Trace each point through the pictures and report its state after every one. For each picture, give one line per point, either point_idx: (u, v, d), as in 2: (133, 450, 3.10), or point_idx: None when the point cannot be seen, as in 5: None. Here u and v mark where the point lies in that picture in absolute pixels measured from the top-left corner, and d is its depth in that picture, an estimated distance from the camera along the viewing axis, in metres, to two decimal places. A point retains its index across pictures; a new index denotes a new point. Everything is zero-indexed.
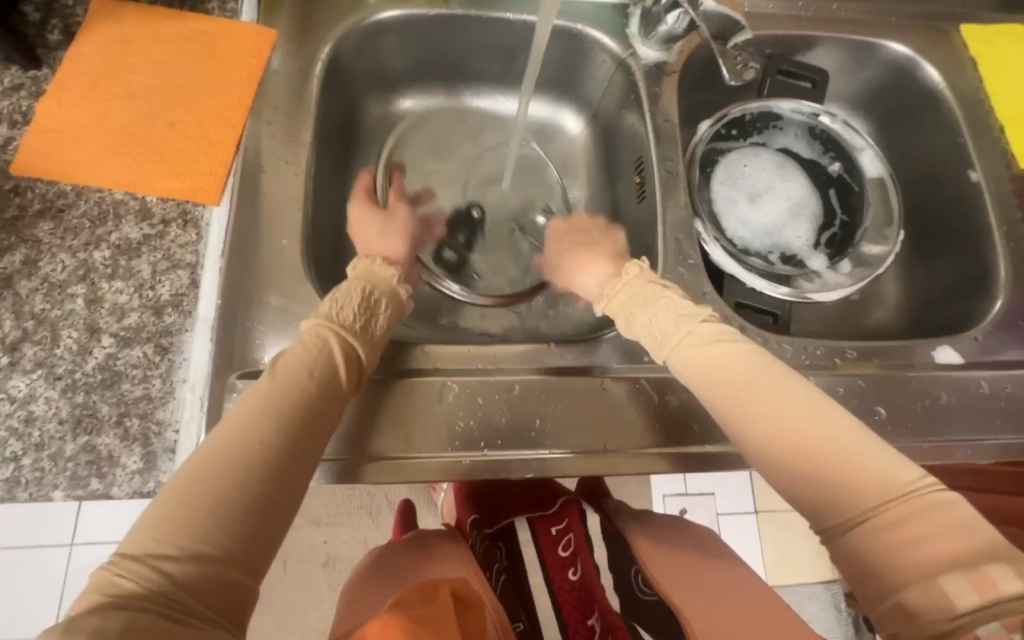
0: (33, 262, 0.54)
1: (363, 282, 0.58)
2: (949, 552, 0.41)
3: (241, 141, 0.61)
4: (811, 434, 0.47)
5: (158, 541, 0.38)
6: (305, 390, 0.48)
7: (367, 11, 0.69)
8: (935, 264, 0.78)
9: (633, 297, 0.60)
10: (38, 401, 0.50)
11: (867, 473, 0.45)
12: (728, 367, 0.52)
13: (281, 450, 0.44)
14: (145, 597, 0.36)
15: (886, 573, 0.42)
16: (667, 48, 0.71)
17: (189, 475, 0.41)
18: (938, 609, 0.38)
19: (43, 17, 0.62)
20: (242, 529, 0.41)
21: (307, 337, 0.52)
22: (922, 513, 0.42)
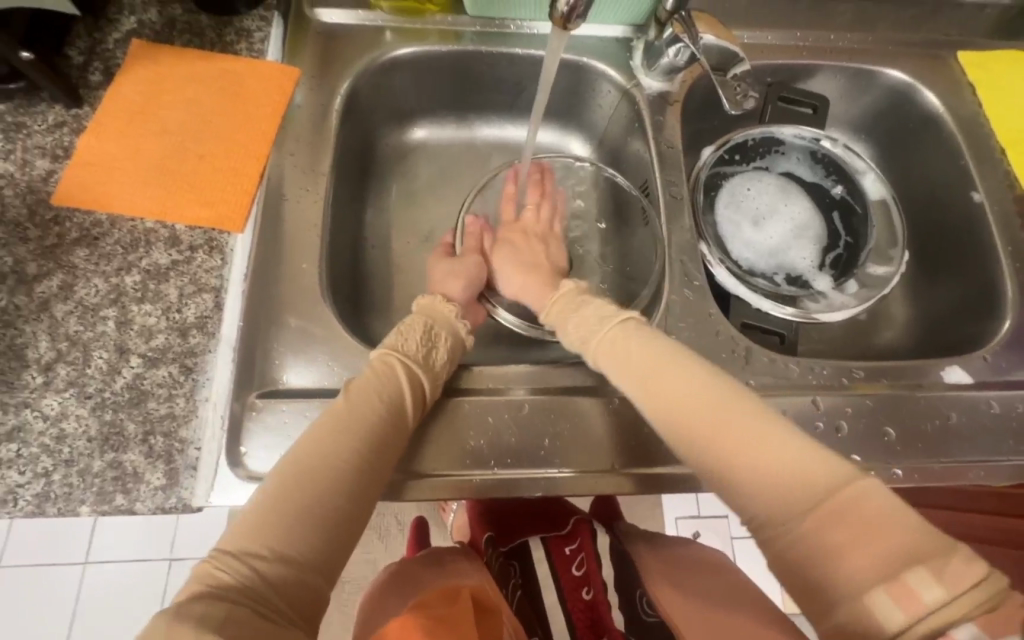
0: (69, 287, 0.57)
1: (426, 314, 0.61)
2: (873, 558, 0.39)
3: (264, 171, 0.65)
4: (729, 433, 0.46)
5: (254, 540, 0.41)
6: (377, 414, 0.50)
7: (383, 49, 0.73)
8: (942, 284, 0.78)
9: (565, 306, 0.63)
10: (69, 419, 0.53)
11: (788, 467, 0.44)
12: (648, 367, 0.52)
13: (360, 468, 0.47)
14: (242, 591, 0.39)
15: (821, 585, 0.40)
16: (669, 79, 0.75)
17: (279, 483, 0.44)
18: (871, 629, 0.37)
19: (86, 60, 0.67)
20: (320, 536, 0.43)
21: (375, 364, 0.55)
22: (841, 509, 0.41)
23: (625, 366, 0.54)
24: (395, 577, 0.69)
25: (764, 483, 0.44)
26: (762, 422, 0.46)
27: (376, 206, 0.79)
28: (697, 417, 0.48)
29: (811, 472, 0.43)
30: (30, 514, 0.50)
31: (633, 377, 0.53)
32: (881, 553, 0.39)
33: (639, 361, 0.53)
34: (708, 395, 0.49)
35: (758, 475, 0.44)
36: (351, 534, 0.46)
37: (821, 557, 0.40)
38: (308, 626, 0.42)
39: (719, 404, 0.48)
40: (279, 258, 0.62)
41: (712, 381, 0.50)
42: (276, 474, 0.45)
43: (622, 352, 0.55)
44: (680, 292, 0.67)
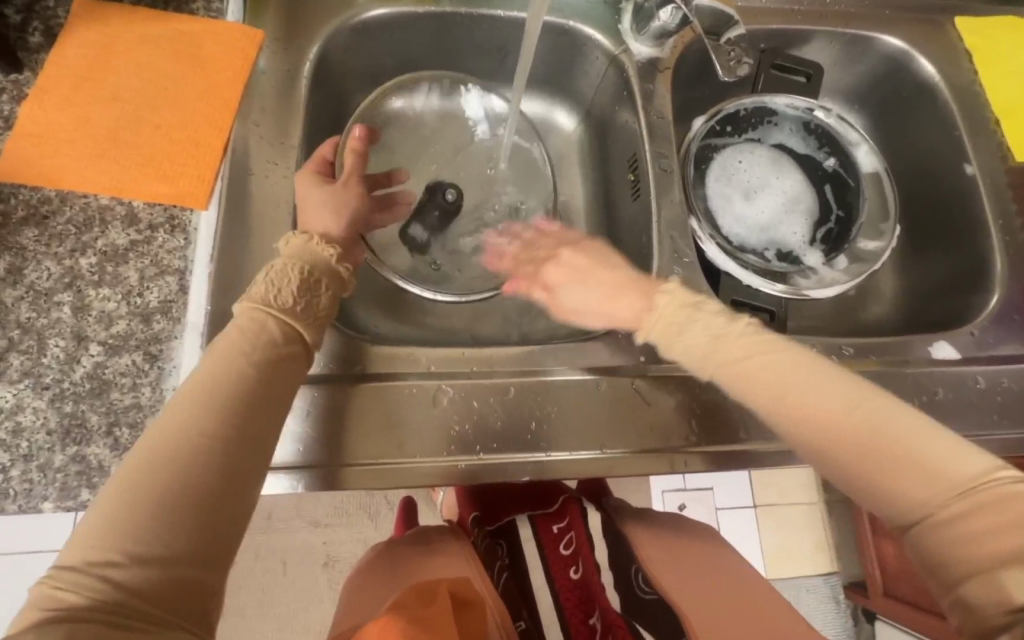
0: (18, 270, 0.53)
1: (301, 257, 0.54)
2: (1009, 547, 0.41)
3: (229, 143, 0.61)
4: (871, 435, 0.47)
5: (101, 549, 0.37)
6: (242, 378, 0.45)
7: (355, 9, 0.68)
8: (931, 258, 0.78)
9: (668, 326, 0.57)
10: (26, 412, 0.49)
11: (934, 468, 0.45)
12: (777, 373, 0.52)
13: (223, 442, 0.42)
14: (90, 607, 0.36)
15: (950, 564, 0.43)
16: (659, 44, 0.71)
17: (127, 479, 0.39)
18: (997, 602, 0.39)
19: (24, 19, 0.61)
20: (189, 526, 0.40)
21: (239, 322, 0.49)
22: (995, 503, 0.43)
23: (751, 373, 0.52)
24: (384, 563, 0.68)
25: (909, 483, 0.45)
26: (900, 425, 0.47)
27: None
28: (835, 426, 0.48)
29: (955, 471, 0.45)
30: None
31: (759, 385, 0.52)
32: (1023, 543, 0.41)
33: (765, 367, 0.52)
34: (847, 401, 0.49)
35: (906, 479, 0.46)
36: (236, 514, 0.42)
37: (959, 543, 0.43)
38: (194, 621, 0.39)
39: (860, 408, 0.48)
40: (248, 238, 0.58)
41: (844, 385, 0.50)
42: (124, 468, 0.40)
43: (744, 359, 0.53)
44: (670, 269, 0.65)
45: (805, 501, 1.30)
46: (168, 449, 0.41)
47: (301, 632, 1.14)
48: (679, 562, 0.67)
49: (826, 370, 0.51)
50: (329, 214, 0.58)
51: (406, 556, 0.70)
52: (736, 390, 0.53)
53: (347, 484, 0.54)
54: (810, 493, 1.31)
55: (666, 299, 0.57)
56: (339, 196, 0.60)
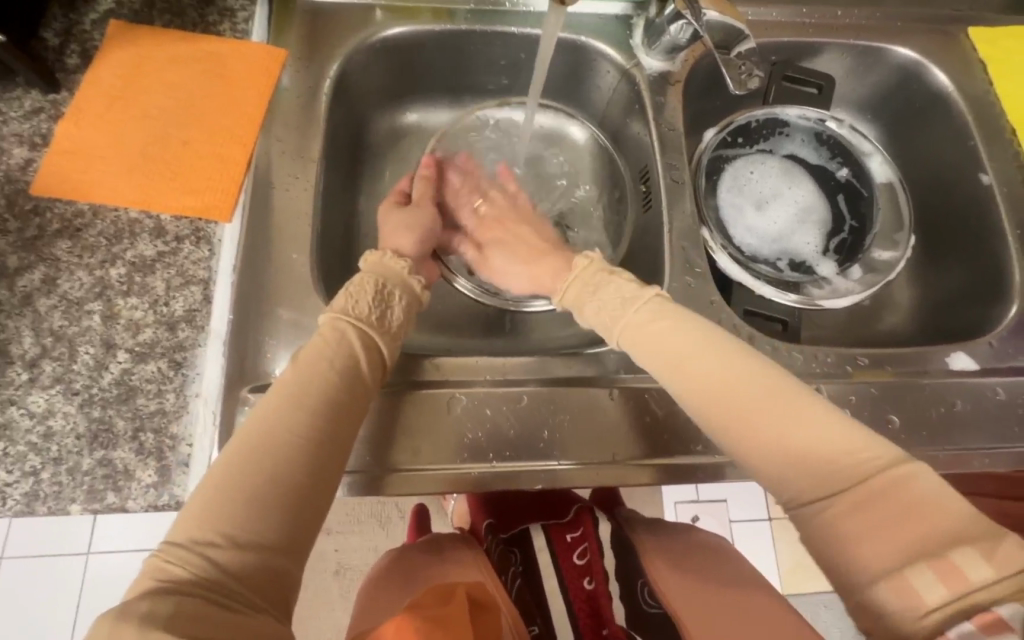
0: (52, 280, 0.55)
1: (379, 274, 0.58)
2: (908, 539, 0.39)
3: (252, 157, 0.63)
4: (764, 406, 0.46)
5: (204, 529, 0.40)
6: (329, 380, 0.48)
7: (373, 28, 0.70)
8: (948, 268, 0.77)
9: (581, 288, 0.60)
10: (57, 417, 0.51)
11: (835, 448, 0.43)
12: (676, 342, 0.51)
13: (314, 439, 0.45)
14: (195, 584, 0.37)
15: (853, 566, 0.40)
16: (670, 58, 0.72)
17: (229, 467, 0.42)
18: (908, 607, 0.37)
19: (62, 42, 0.64)
20: (282, 515, 0.42)
21: (323, 329, 0.52)
22: (883, 487, 0.41)
23: (650, 342, 0.52)
24: (396, 571, 0.69)
25: (800, 463, 0.44)
26: (800, 403, 0.45)
27: (368, 192, 0.77)
28: (729, 400, 0.47)
29: (853, 452, 0.43)
30: (20, 513, 0.49)
31: (658, 353, 0.52)
32: (919, 537, 0.39)
33: (667, 334, 0.52)
34: (745, 375, 0.48)
35: (794, 457, 0.44)
36: (321, 510, 0.44)
37: (859, 536, 0.41)
38: (279, 609, 0.40)
39: (756, 385, 0.47)
40: (270, 249, 0.60)
41: (744, 361, 0.49)
42: (224, 457, 0.43)
43: (647, 326, 0.53)
44: (682, 279, 0.66)
45: None
46: (267, 441, 0.43)
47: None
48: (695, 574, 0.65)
49: (728, 347, 0.50)
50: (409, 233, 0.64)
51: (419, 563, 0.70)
52: (639, 356, 0.53)
53: (362, 489, 0.55)
54: None
55: (584, 263, 0.61)
56: (417, 217, 0.67)
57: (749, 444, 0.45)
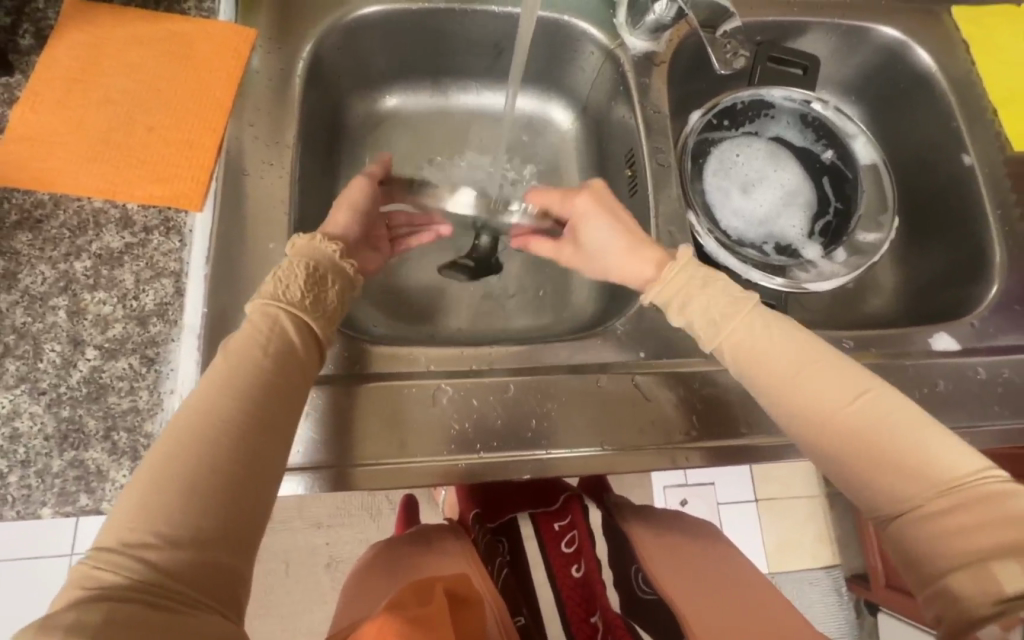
0: (12, 275, 0.52)
1: (309, 257, 0.54)
2: (988, 542, 0.40)
3: (223, 143, 0.60)
4: (865, 422, 0.46)
5: (135, 530, 0.38)
6: (260, 370, 0.46)
7: (348, 7, 0.67)
8: (930, 250, 0.77)
9: (685, 283, 0.56)
10: (23, 417, 0.49)
11: (936, 462, 0.44)
12: (778, 352, 0.51)
13: (244, 428, 0.43)
14: (129, 587, 0.36)
15: (934, 558, 0.42)
16: (655, 38, 0.71)
17: (154, 465, 0.40)
18: (983, 592, 0.38)
19: (13, 21, 0.61)
20: (218, 508, 0.40)
21: (254, 318, 0.50)
22: (976, 500, 0.42)
23: (744, 351, 0.52)
24: (382, 564, 0.68)
25: (898, 471, 0.44)
26: (907, 419, 0.46)
27: (347, 179, 0.74)
28: (831, 412, 0.47)
29: (955, 467, 0.44)
30: None
31: (752, 362, 0.52)
32: (1010, 537, 0.40)
33: (763, 343, 0.52)
34: (846, 389, 0.48)
35: (890, 468, 0.45)
36: (262, 499, 0.43)
37: (949, 535, 0.42)
38: (228, 607, 0.39)
39: (861, 399, 0.47)
40: (244, 240, 0.58)
41: (847, 374, 0.49)
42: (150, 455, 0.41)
43: (746, 335, 0.52)
44: None
45: (806, 494, 1.31)
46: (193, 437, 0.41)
47: (305, 633, 1.14)
48: (680, 561, 0.66)
49: (830, 360, 0.50)
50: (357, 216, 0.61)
51: (407, 555, 0.70)
52: (734, 365, 0.53)
53: (349, 483, 0.54)
54: (810, 486, 1.31)
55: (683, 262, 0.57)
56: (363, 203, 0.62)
57: (846, 454, 0.46)
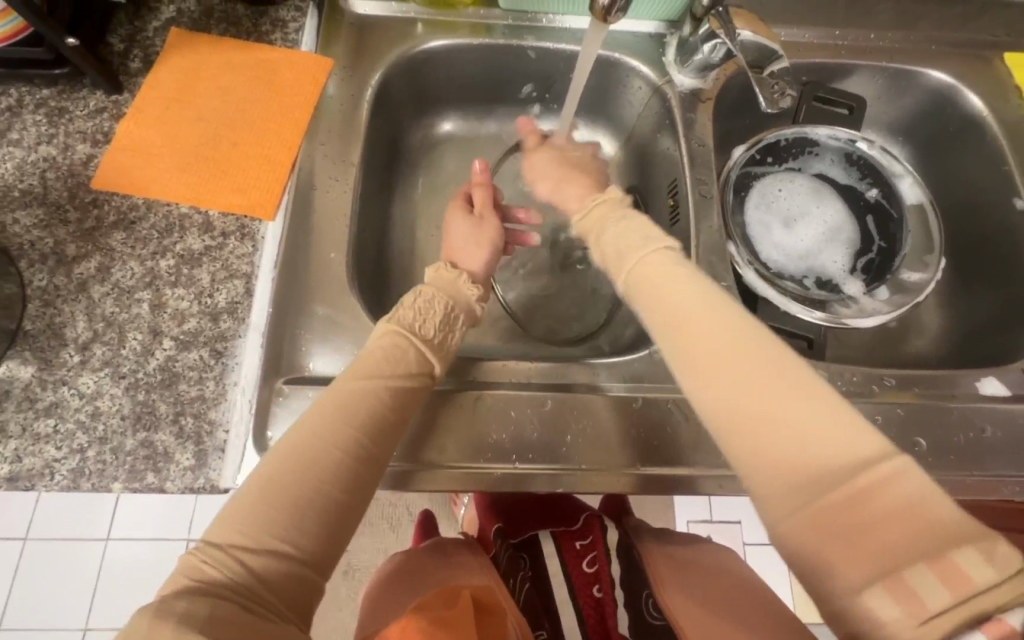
0: (106, 269, 0.58)
1: (447, 295, 0.59)
2: (893, 542, 0.37)
3: (296, 160, 0.66)
4: (755, 381, 0.44)
5: (241, 533, 0.42)
6: (380, 396, 0.50)
7: (415, 41, 0.73)
8: (981, 291, 0.76)
9: (602, 219, 0.62)
10: (104, 398, 0.54)
11: (818, 439, 0.41)
12: (683, 303, 0.50)
13: (355, 453, 0.47)
14: (230, 587, 0.40)
15: (836, 565, 0.38)
16: (702, 76, 0.73)
17: (276, 474, 0.44)
18: (909, 614, 0.35)
19: (126, 47, 0.69)
20: (318, 528, 0.44)
21: (384, 344, 0.54)
22: (867, 490, 0.39)
23: (658, 301, 0.52)
24: (402, 573, 0.69)
25: (784, 444, 0.42)
26: (798, 386, 0.43)
27: (401, 197, 0.79)
28: (722, 368, 0.46)
29: (838, 446, 0.41)
30: (66, 488, 0.51)
31: (662, 311, 0.51)
32: (904, 537, 0.37)
33: (673, 298, 0.51)
34: (745, 343, 0.46)
35: (768, 438, 0.43)
36: (349, 521, 0.46)
37: (840, 533, 0.39)
38: (300, 618, 0.43)
39: (751, 362, 0.45)
40: (309, 248, 0.62)
41: (745, 334, 0.47)
42: (266, 461, 0.45)
43: (659, 288, 0.52)
44: None
45: None
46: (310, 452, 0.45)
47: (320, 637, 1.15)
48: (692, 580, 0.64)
49: (733, 319, 0.48)
50: (478, 251, 0.66)
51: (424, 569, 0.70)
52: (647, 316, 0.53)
53: (386, 483, 0.57)
54: None
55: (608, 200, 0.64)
56: None
57: (728, 415, 0.45)
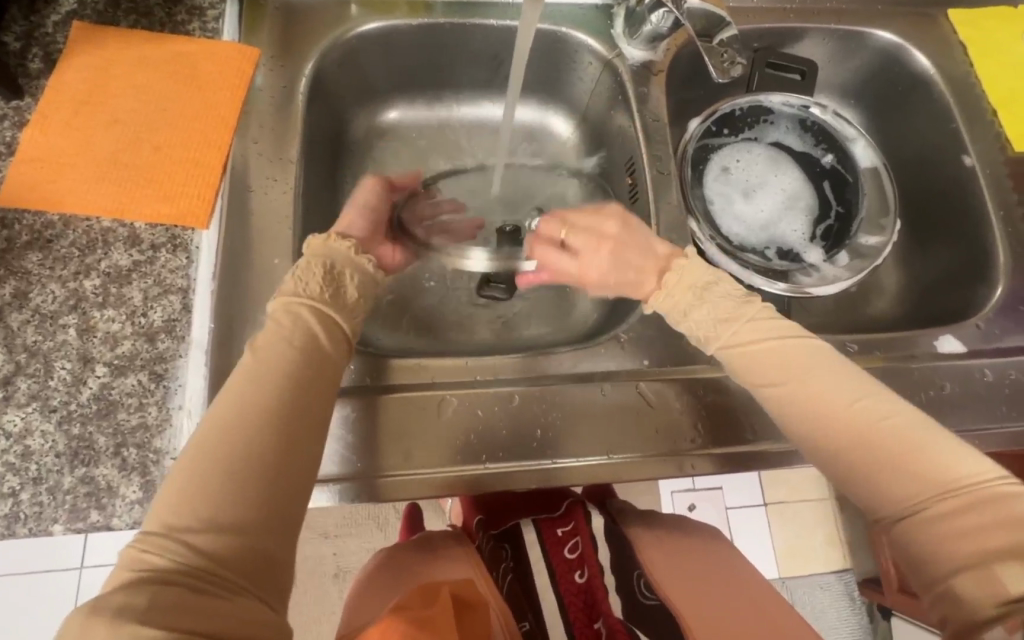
0: (24, 294, 0.53)
1: (325, 256, 0.56)
2: (997, 544, 0.42)
3: (228, 160, 0.61)
4: (867, 421, 0.49)
5: (176, 516, 0.40)
6: (287, 358, 0.48)
7: (349, 24, 0.68)
8: (933, 249, 0.77)
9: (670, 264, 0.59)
10: (34, 436, 0.50)
11: (917, 474, 0.46)
12: (785, 353, 0.53)
13: (276, 415, 0.44)
14: (179, 572, 0.38)
15: (937, 562, 0.44)
16: (652, 48, 0.71)
17: (195, 452, 0.42)
18: (990, 594, 0.40)
19: (24, 46, 0.62)
20: (260, 496, 0.41)
21: (276, 315, 0.51)
22: (981, 505, 0.44)
23: (754, 350, 0.55)
24: (389, 565, 0.68)
25: (896, 478, 0.46)
26: (907, 426, 0.48)
27: (351, 193, 0.75)
28: (832, 410, 0.50)
29: (946, 474, 0.46)
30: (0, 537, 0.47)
31: (762, 360, 0.54)
32: (1007, 541, 0.42)
33: (775, 352, 0.54)
34: (854, 390, 0.50)
35: (879, 471, 0.47)
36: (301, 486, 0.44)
37: (945, 539, 0.44)
38: (271, 595, 0.41)
39: (863, 404, 0.49)
40: (250, 254, 0.58)
41: (850, 382, 0.51)
42: (191, 442, 0.43)
43: (753, 342, 0.55)
44: None
45: (814, 497, 1.30)
46: (226, 424, 0.43)
47: None
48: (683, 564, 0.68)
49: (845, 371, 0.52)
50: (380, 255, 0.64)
51: (409, 562, 0.70)
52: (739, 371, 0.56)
53: (354, 497, 0.54)
54: (819, 489, 1.30)
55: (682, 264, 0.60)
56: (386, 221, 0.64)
57: (844, 453, 0.48)
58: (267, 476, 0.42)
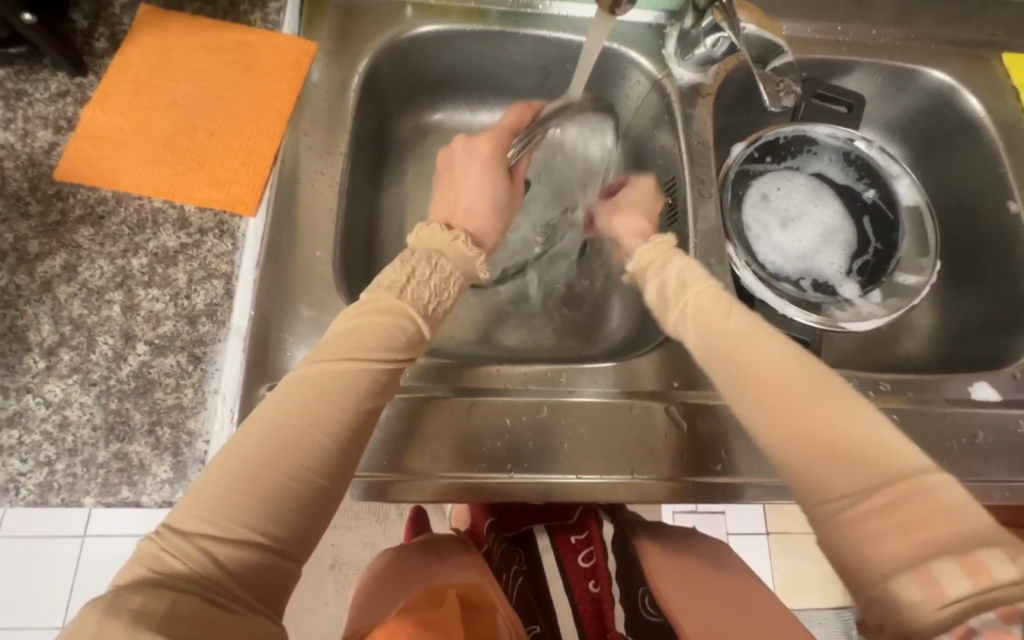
0: (73, 268, 0.54)
1: (433, 247, 0.58)
2: (936, 540, 0.37)
3: (279, 151, 0.62)
4: (801, 393, 0.44)
5: (205, 520, 0.40)
6: (357, 371, 0.47)
7: (405, 25, 0.69)
8: (970, 294, 0.76)
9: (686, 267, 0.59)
10: (73, 407, 0.51)
11: (851, 454, 0.42)
12: (722, 330, 0.51)
13: (334, 434, 0.44)
14: (190, 579, 0.38)
15: (866, 562, 0.39)
16: (702, 70, 0.72)
17: (242, 452, 0.42)
18: (928, 598, 0.35)
19: (91, 25, 0.64)
20: (290, 515, 0.41)
21: (354, 321, 0.51)
22: (909, 494, 0.39)
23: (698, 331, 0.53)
24: (394, 567, 0.69)
25: (827, 458, 0.42)
26: (843, 403, 0.44)
27: (390, 190, 0.75)
28: (771, 382, 0.46)
29: (883, 458, 0.41)
30: (32, 504, 0.48)
31: (703, 339, 0.52)
32: (948, 534, 0.37)
33: (717, 330, 0.52)
34: (790, 363, 0.47)
35: (810, 450, 0.43)
36: (328, 506, 0.44)
37: (882, 532, 0.39)
38: (272, 609, 0.41)
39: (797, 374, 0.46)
40: (293, 244, 0.59)
41: (779, 351, 0.48)
42: (241, 434, 0.43)
43: (705, 306, 0.53)
44: None
45: None
46: (278, 429, 0.43)
47: (307, 632, 1.14)
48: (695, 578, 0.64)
49: (779, 340, 0.49)
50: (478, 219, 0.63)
51: (417, 566, 0.69)
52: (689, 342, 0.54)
53: (376, 495, 0.55)
54: None
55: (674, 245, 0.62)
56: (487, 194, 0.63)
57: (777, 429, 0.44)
58: (305, 494, 0.42)
